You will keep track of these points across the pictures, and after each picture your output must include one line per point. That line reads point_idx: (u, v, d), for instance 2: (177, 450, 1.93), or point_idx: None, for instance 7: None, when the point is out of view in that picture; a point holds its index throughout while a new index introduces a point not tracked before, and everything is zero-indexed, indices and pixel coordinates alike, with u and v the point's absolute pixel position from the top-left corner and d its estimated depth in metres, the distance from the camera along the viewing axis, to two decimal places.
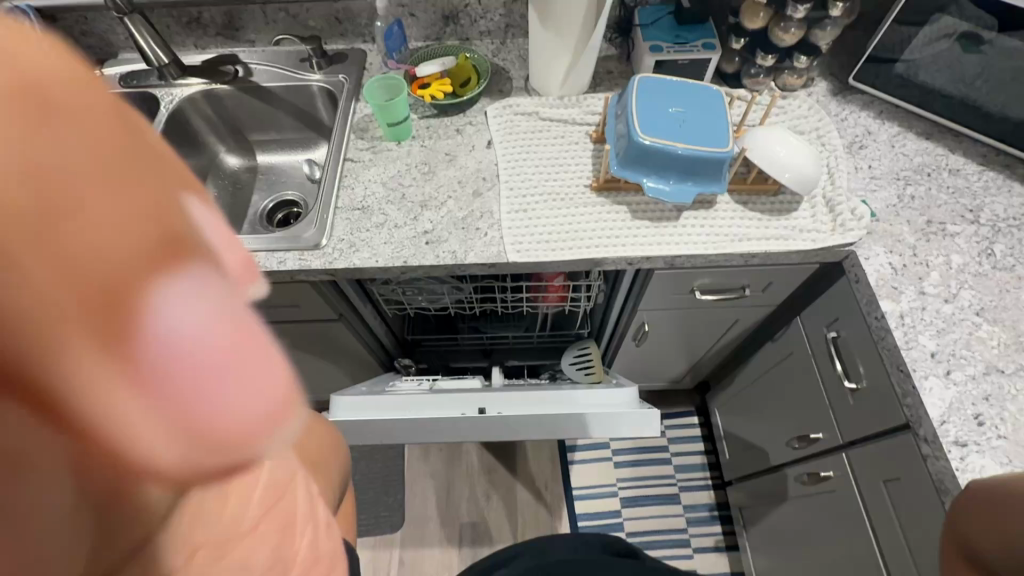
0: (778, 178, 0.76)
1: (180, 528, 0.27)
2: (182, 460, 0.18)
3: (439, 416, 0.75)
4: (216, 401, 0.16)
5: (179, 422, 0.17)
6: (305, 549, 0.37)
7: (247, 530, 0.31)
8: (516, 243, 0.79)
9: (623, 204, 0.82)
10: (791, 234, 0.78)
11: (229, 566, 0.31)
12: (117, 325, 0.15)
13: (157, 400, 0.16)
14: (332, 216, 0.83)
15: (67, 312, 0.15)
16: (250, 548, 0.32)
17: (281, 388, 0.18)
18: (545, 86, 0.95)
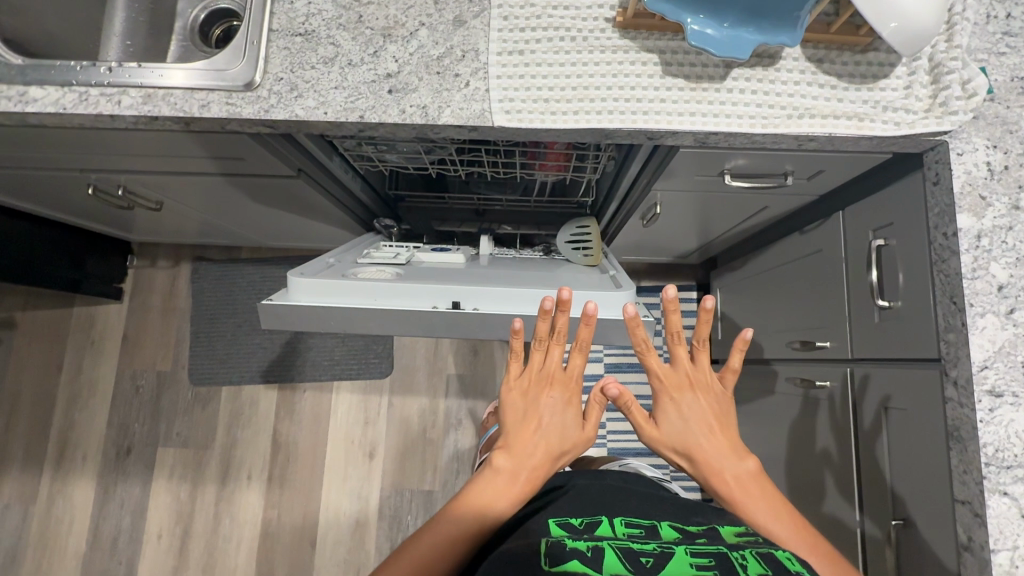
0: (878, 29, 0.53)
1: (555, 437, 0.60)
2: (575, 365, 0.63)
3: (407, 308, 0.67)
4: (579, 341, 0.62)
5: (576, 351, 0.63)
6: (514, 486, 0.56)
7: (539, 458, 0.58)
8: (507, 101, 0.60)
9: (652, 51, 0.61)
10: (870, 112, 0.59)
11: (546, 460, 0.58)
12: (573, 348, 0.63)
13: (571, 349, 0.63)
14: (267, 43, 0.63)
15: (573, 353, 0.63)
16: (534, 464, 0.58)
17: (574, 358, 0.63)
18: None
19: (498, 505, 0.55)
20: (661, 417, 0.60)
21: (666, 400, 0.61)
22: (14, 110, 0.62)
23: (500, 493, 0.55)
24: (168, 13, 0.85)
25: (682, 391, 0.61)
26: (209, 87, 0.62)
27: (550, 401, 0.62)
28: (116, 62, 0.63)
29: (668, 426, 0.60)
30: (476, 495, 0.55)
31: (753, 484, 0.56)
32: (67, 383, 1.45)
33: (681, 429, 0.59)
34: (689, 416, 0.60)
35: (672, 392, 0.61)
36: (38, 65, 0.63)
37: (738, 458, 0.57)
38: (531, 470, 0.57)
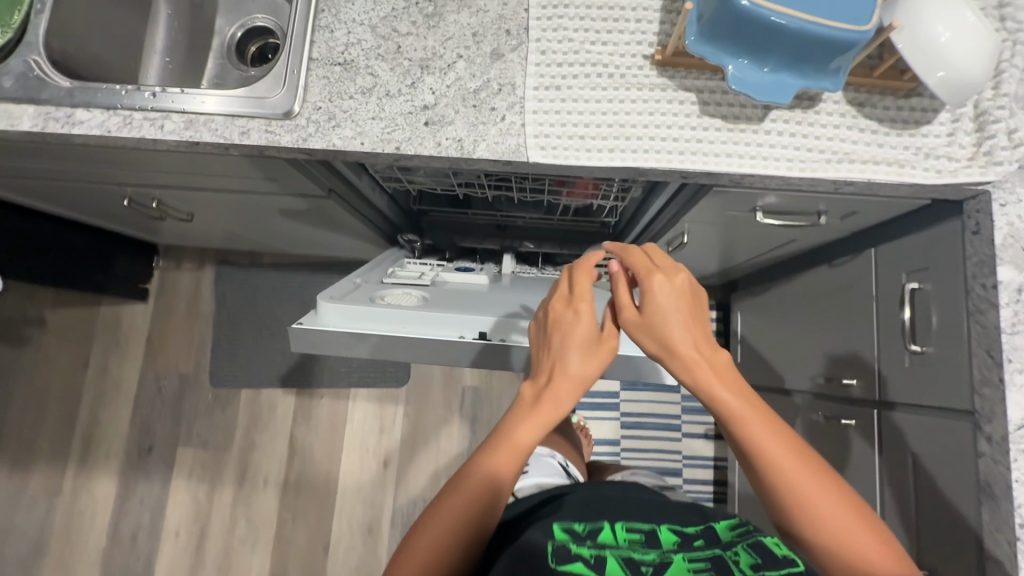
0: (925, 77, 0.53)
1: (572, 369, 0.51)
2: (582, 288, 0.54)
3: (434, 337, 0.68)
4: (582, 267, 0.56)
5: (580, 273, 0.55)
6: (532, 436, 0.49)
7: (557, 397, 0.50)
8: (542, 136, 0.61)
9: (690, 90, 0.60)
10: (911, 159, 0.58)
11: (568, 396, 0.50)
12: (577, 275, 0.55)
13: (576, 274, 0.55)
14: (306, 72, 0.63)
15: (578, 276, 0.55)
16: (553, 404, 0.50)
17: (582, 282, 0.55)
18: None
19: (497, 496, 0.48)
20: (653, 314, 0.49)
21: (659, 293, 0.50)
22: (60, 132, 0.64)
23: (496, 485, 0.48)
24: (206, 31, 0.86)
25: (675, 285, 0.50)
26: (249, 114, 0.63)
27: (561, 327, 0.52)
28: (159, 87, 0.65)
29: (660, 326, 0.49)
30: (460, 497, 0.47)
31: (756, 404, 0.47)
32: (93, 381, 1.48)
33: (671, 329, 0.49)
34: (685, 318, 0.49)
35: (665, 287, 0.50)
36: (84, 89, 0.65)
37: (716, 355, 0.49)
38: (524, 444, 0.49)
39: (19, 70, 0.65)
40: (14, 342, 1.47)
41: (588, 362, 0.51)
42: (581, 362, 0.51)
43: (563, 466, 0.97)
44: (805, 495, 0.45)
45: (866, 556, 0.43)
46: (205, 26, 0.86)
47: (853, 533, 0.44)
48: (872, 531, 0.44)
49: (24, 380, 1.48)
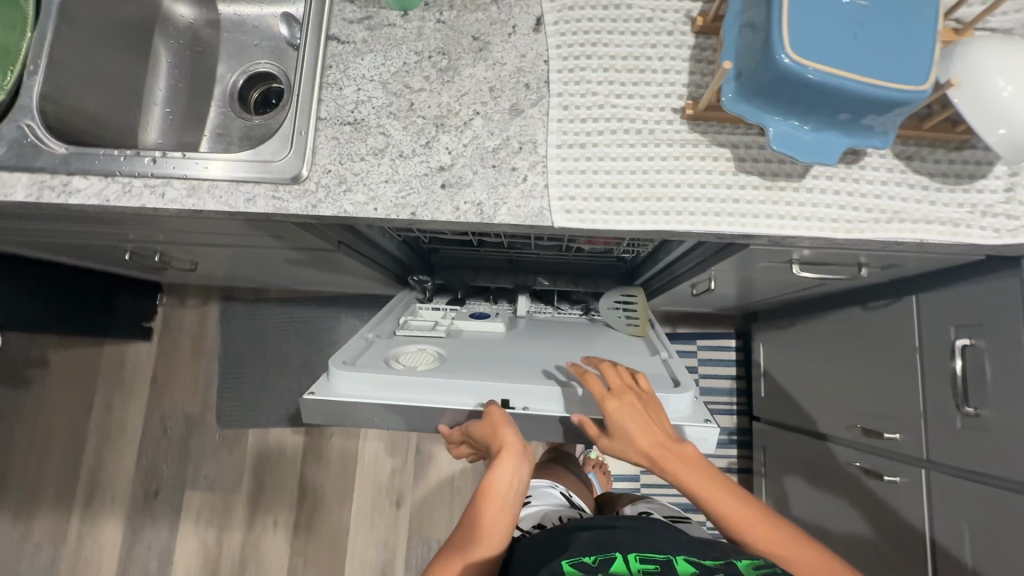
0: (984, 135, 0.48)
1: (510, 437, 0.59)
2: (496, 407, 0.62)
3: (455, 405, 0.64)
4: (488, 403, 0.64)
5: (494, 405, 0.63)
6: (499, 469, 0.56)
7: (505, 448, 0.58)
8: (567, 199, 0.57)
9: (725, 145, 0.56)
10: (969, 218, 0.54)
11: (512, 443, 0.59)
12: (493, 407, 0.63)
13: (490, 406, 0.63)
14: (314, 133, 0.60)
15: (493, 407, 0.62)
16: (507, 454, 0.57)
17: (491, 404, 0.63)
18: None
19: (489, 539, 0.56)
20: (612, 419, 0.58)
21: (614, 405, 0.59)
22: (57, 201, 0.61)
23: (484, 529, 0.56)
24: (208, 80, 0.83)
25: (626, 394, 0.60)
26: (255, 180, 0.59)
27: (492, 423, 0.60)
28: (160, 152, 0.61)
29: (620, 433, 0.58)
30: (460, 546, 0.56)
31: (709, 474, 0.57)
32: (98, 423, 1.45)
33: (637, 440, 0.57)
34: (639, 417, 0.58)
35: (618, 395, 0.60)
36: (81, 155, 0.62)
37: (686, 452, 0.57)
38: (505, 488, 0.58)
39: (12, 137, 0.62)
40: (17, 384, 1.44)
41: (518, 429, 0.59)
42: (507, 418, 0.61)
43: (570, 496, 0.88)
44: (768, 538, 0.54)
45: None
46: (206, 74, 0.83)
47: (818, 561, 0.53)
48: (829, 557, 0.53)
49: (27, 425, 1.44)
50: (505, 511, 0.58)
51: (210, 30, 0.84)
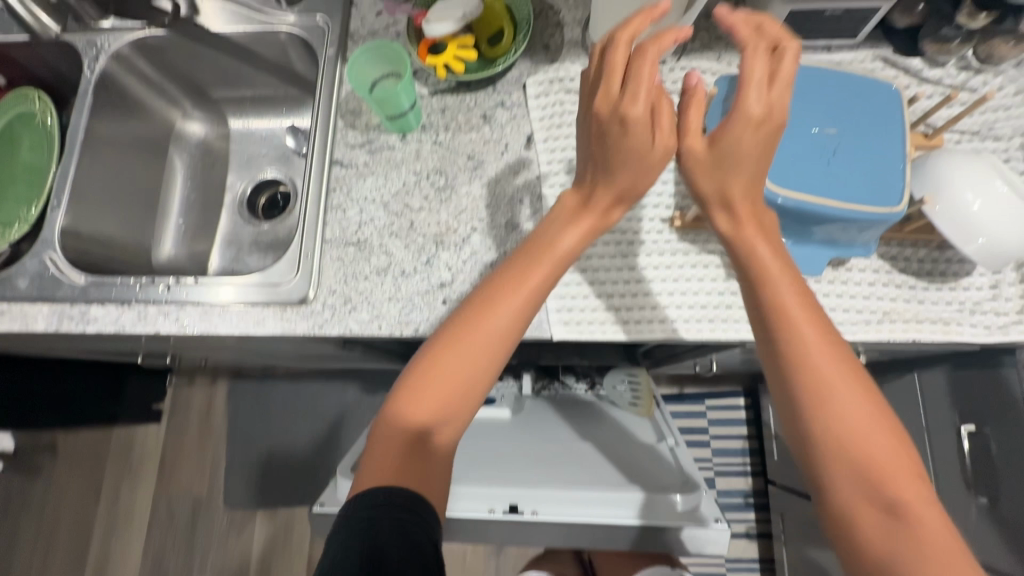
0: (965, 244, 0.50)
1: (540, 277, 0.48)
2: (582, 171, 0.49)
3: (465, 513, 0.67)
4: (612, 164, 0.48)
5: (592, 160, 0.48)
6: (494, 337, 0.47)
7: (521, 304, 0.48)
8: (565, 312, 0.59)
9: (714, 254, 0.59)
10: (958, 315, 0.55)
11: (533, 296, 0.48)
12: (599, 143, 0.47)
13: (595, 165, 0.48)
14: (319, 256, 0.63)
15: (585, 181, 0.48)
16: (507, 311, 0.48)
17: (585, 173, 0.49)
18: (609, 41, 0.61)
19: (487, 365, 0.48)
20: (730, 136, 0.43)
21: (733, 133, 0.43)
22: (74, 330, 0.63)
23: (468, 342, 0.47)
24: (218, 189, 0.87)
25: (760, 112, 0.42)
26: (264, 302, 0.62)
27: (536, 249, 0.49)
28: (173, 279, 0.64)
29: (727, 164, 0.44)
30: (453, 339, 0.47)
31: (816, 318, 0.43)
32: (106, 510, 1.44)
33: (739, 175, 0.45)
34: (759, 151, 0.44)
35: (751, 119, 0.42)
36: (99, 284, 0.64)
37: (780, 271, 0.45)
38: (550, 272, 0.48)
39: (34, 270, 0.66)
40: None
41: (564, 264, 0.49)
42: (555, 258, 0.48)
43: None
44: (852, 428, 0.40)
45: (917, 516, 0.38)
46: (216, 184, 0.87)
47: (913, 497, 0.39)
48: (925, 489, 0.39)
49: None
50: (512, 339, 0.48)
51: (220, 141, 0.89)
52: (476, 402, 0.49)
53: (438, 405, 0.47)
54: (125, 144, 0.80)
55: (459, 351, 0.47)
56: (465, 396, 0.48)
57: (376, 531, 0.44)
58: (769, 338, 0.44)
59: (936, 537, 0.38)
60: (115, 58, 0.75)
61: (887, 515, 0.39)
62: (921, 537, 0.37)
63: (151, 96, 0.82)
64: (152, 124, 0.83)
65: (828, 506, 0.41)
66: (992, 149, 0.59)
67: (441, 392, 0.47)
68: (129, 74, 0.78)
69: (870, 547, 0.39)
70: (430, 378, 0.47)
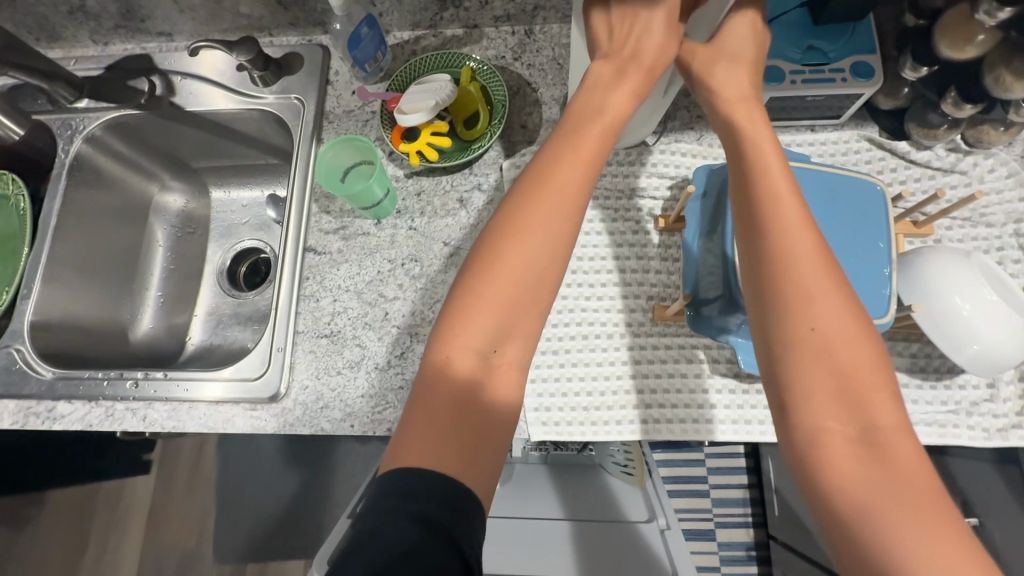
0: (957, 351, 0.47)
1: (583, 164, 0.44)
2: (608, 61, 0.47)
3: None
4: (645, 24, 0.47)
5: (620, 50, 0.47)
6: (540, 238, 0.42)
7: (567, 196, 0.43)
8: (543, 411, 0.56)
9: (697, 349, 0.57)
10: (955, 417, 0.52)
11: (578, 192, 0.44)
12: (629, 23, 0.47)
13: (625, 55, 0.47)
14: (291, 349, 0.61)
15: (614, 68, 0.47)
16: (549, 207, 0.43)
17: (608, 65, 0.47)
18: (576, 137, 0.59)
19: (547, 260, 0.42)
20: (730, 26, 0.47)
21: (734, 23, 0.47)
22: (41, 427, 0.62)
23: (513, 255, 0.42)
24: (197, 259, 0.85)
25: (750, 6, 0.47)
26: (234, 400, 0.60)
27: (575, 134, 0.45)
28: (142, 373, 0.62)
29: (723, 55, 0.47)
30: (507, 244, 0.42)
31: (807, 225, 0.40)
32: (94, 563, 1.41)
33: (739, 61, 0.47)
34: (753, 39, 0.48)
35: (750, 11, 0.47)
36: (67, 379, 0.63)
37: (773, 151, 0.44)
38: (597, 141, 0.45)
39: (2, 363, 0.65)
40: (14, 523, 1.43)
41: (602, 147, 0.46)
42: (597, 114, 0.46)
43: None
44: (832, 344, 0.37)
45: (890, 445, 0.34)
46: (195, 253, 0.86)
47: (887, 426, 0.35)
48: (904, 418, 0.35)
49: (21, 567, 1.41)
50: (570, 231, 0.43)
51: (201, 209, 0.87)
52: (528, 311, 0.42)
53: (484, 314, 0.41)
54: (102, 220, 0.78)
55: (509, 259, 0.42)
56: (522, 301, 0.42)
57: (450, 487, 0.35)
58: (759, 251, 0.40)
59: (911, 472, 0.33)
60: (89, 139, 0.74)
61: (868, 448, 0.34)
62: (893, 471, 0.33)
63: (129, 169, 0.81)
64: (130, 196, 0.82)
65: (796, 436, 0.37)
66: (985, 235, 0.56)
67: (495, 298, 0.41)
68: (105, 151, 0.77)
69: (841, 496, 0.34)
70: (476, 286, 0.41)
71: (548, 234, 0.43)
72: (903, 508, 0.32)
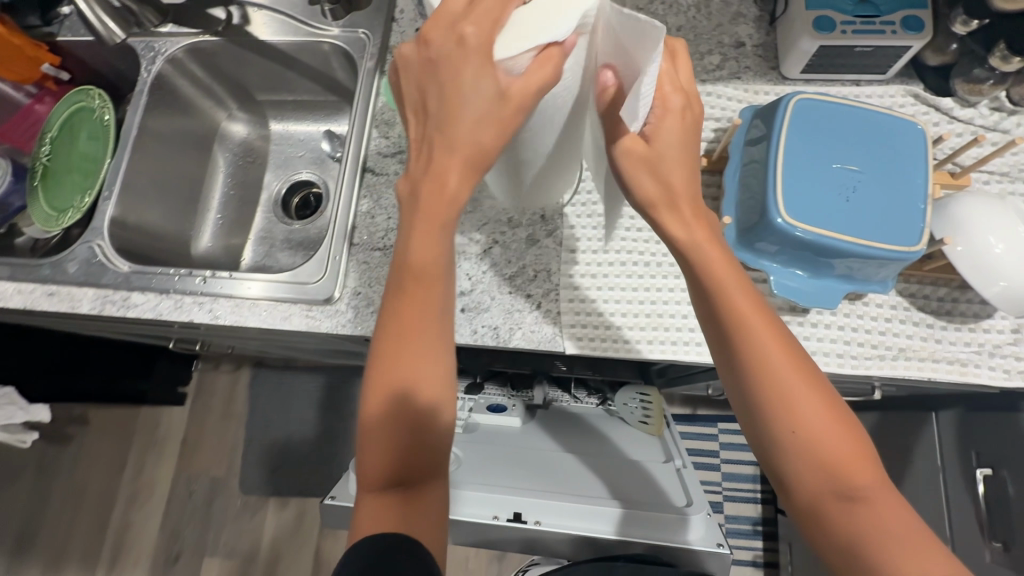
0: (984, 287, 0.50)
1: (415, 294, 0.44)
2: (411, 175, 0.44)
3: (472, 518, 0.69)
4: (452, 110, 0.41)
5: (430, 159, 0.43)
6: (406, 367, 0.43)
7: (412, 323, 0.44)
8: (579, 328, 0.60)
9: None
10: (976, 358, 0.55)
11: (419, 315, 0.44)
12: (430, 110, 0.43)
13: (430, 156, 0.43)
14: (347, 259, 0.66)
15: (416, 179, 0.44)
16: (410, 339, 0.44)
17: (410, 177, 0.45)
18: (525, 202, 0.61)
19: (415, 394, 0.43)
20: (655, 132, 0.43)
21: (658, 129, 0.43)
22: (115, 314, 0.67)
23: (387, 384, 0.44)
24: (255, 187, 0.91)
25: (671, 99, 0.44)
26: (292, 300, 0.65)
27: (407, 260, 0.44)
28: (210, 272, 0.68)
29: (646, 151, 0.44)
30: (381, 384, 0.44)
31: (765, 316, 0.42)
32: (127, 483, 1.50)
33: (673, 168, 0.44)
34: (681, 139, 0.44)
35: (670, 113, 0.44)
36: (141, 273, 0.69)
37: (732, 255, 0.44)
38: (429, 287, 0.44)
39: (83, 256, 0.71)
40: (57, 440, 1.52)
41: (425, 273, 0.44)
42: (414, 249, 0.44)
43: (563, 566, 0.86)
44: (815, 428, 0.39)
45: (871, 497, 0.38)
46: (254, 181, 0.91)
47: (867, 478, 0.39)
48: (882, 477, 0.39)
49: (61, 481, 1.50)
50: (446, 356, 0.45)
51: (260, 141, 0.93)
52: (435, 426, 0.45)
53: (395, 432, 0.44)
54: (174, 140, 0.84)
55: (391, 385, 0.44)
56: (407, 422, 0.44)
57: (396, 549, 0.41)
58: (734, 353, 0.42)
59: (890, 513, 0.38)
60: (170, 61, 0.79)
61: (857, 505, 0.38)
62: (877, 517, 0.38)
63: (202, 96, 0.87)
64: (199, 123, 0.88)
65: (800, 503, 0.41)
66: None
67: (386, 431, 0.44)
68: (182, 76, 0.83)
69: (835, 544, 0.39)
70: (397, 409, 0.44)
71: (409, 363, 0.43)
72: (891, 546, 0.37)
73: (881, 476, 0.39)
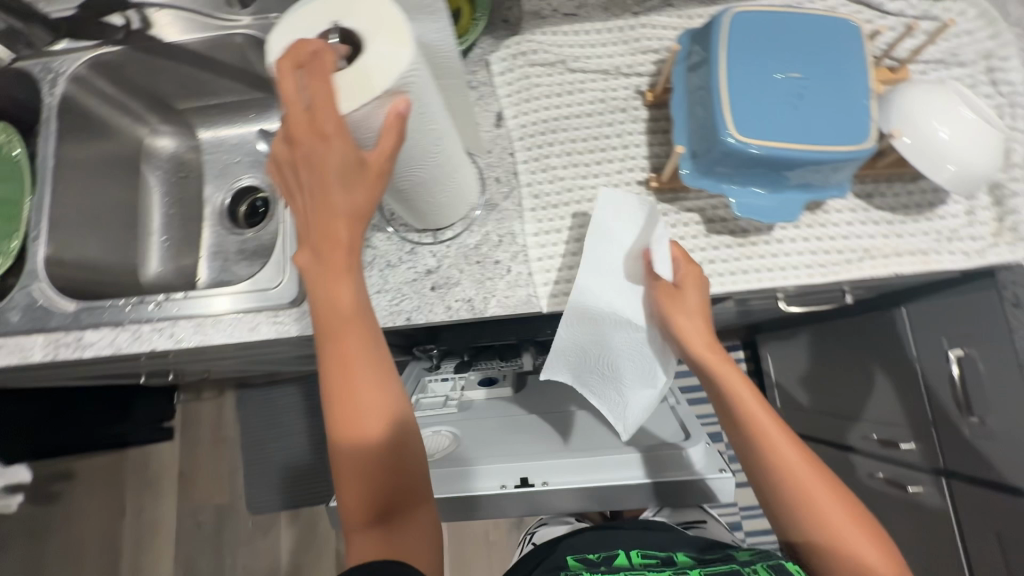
0: (935, 173, 0.51)
1: (345, 345, 0.44)
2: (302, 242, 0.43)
3: (477, 492, 0.68)
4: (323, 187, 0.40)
5: (319, 233, 0.42)
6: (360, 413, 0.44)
7: (350, 373, 0.44)
8: (551, 285, 0.59)
9: (693, 210, 0.59)
10: (937, 246, 0.56)
11: (355, 370, 0.44)
12: (302, 191, 0.41)
13: (316, 231, 0.42)
14: None
15: (310, 245, 0.43)
16: (357, 387, 0.44)
17: (304, 247, 0.43)
18: (439, 223, 0.60)
19: (380, 438, 0.44)
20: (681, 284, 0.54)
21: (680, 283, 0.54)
22: (71, 356, 0.64)
23: (349, 435, 0.44)
24: (195, 201, 0.86)
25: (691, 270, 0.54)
26: (256, 309, 0.62)
27: (332, 319, 0.44)
28: (163, 295, 0.64)
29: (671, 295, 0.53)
30: (343, 432, 0.44)
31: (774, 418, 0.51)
32: (129, 527, 1.47)
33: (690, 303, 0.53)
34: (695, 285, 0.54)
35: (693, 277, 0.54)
36: (91, 309, 0.65)
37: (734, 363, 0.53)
38: (356, 348, 0.44)
39: (25, 302, 0.67)
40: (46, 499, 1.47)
41: (351, 329, 0.44)
42: (335, 308, 0.44)
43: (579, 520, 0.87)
44: (819, 506, 0.48)
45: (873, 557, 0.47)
46: (193, 196, 0.86)
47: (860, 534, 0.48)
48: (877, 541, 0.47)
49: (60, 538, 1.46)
50: (395, 392, 0.45)
51: (192, 153, 0.88)
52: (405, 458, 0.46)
53: (366, 474, 0.44)
54: (98, 166, 0.79)
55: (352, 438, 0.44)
56: (375, 466, 0.44)
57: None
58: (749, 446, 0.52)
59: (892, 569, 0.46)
60: (74, 81, 0.74)
61: (829, 538, 0.48)
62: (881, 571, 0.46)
63: (118, 113, 0.81)
64: (120, 143, 0.82)
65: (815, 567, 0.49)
66: (959, 75, 0.59)
67: (354, 477, 0.44)
68: (90, 94, 0.77)
69: None
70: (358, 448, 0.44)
71: (355, 411, 0.44)
72: None
73: (874, 534, 0.48)
